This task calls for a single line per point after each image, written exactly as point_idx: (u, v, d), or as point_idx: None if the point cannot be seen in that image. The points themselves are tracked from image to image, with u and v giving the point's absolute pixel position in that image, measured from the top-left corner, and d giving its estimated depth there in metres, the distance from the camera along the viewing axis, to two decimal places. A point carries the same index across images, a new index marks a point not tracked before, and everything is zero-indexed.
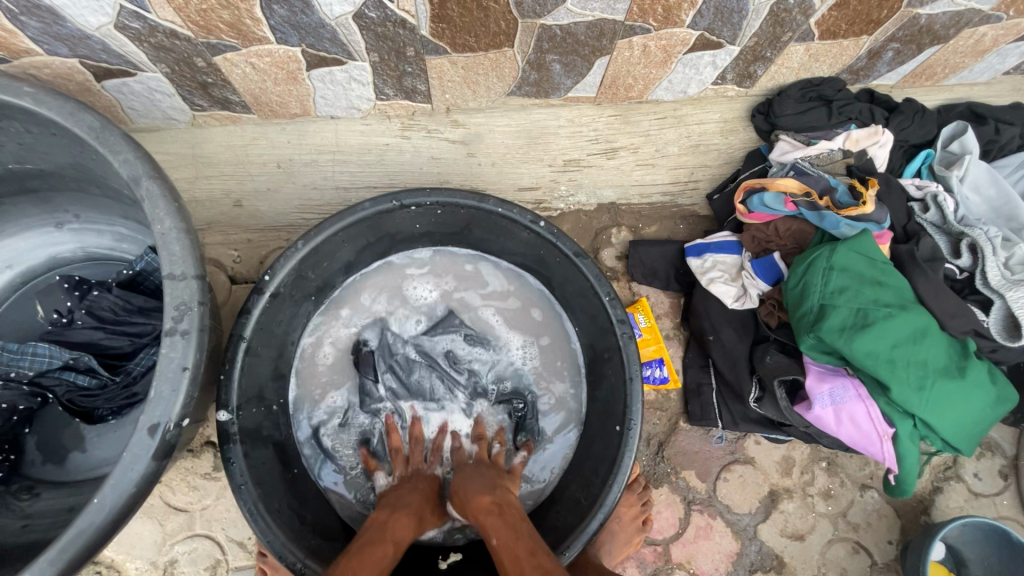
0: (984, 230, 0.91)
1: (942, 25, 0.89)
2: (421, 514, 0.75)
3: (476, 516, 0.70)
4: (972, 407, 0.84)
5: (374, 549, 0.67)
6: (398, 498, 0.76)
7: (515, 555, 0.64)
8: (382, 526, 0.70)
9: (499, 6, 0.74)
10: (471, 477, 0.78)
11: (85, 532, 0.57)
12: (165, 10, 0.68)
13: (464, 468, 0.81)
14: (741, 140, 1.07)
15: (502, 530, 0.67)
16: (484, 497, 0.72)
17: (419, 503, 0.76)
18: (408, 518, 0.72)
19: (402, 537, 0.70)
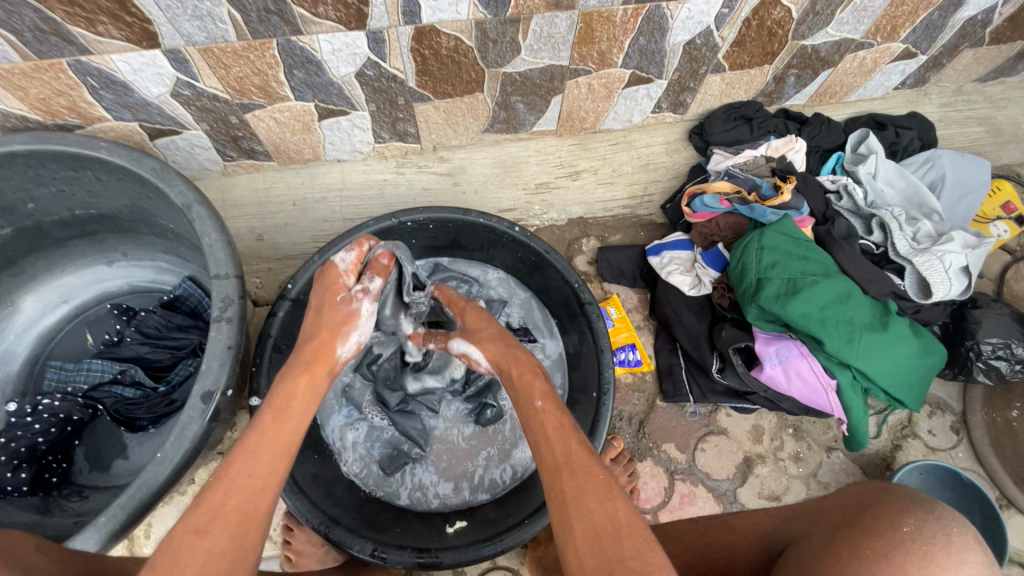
0: (889, 211, 1.09)
1: (827, 52, 1.11)
2: (312, 366, 0.73)
3: (521, 377, 0.75)
4: (900, 355, 0.98)
5: (265, 427, 0.64)
6: (307, 347, 0.75)
7: (558, 419, 0.68)
8: (281, 398, 0.68)
9: (468, 61, 0.95)
10: (491, 345, 0.83)
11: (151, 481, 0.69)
12: (212, 80, 0.89)
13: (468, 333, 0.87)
14: (683, 157, 1.27)
15: (546, 398, 0.71)
16: (525, 363, 0.78)
17: (318, 356, 0.74)
18: (303, 374, 0.72)
19: (301, 406, 0.69)
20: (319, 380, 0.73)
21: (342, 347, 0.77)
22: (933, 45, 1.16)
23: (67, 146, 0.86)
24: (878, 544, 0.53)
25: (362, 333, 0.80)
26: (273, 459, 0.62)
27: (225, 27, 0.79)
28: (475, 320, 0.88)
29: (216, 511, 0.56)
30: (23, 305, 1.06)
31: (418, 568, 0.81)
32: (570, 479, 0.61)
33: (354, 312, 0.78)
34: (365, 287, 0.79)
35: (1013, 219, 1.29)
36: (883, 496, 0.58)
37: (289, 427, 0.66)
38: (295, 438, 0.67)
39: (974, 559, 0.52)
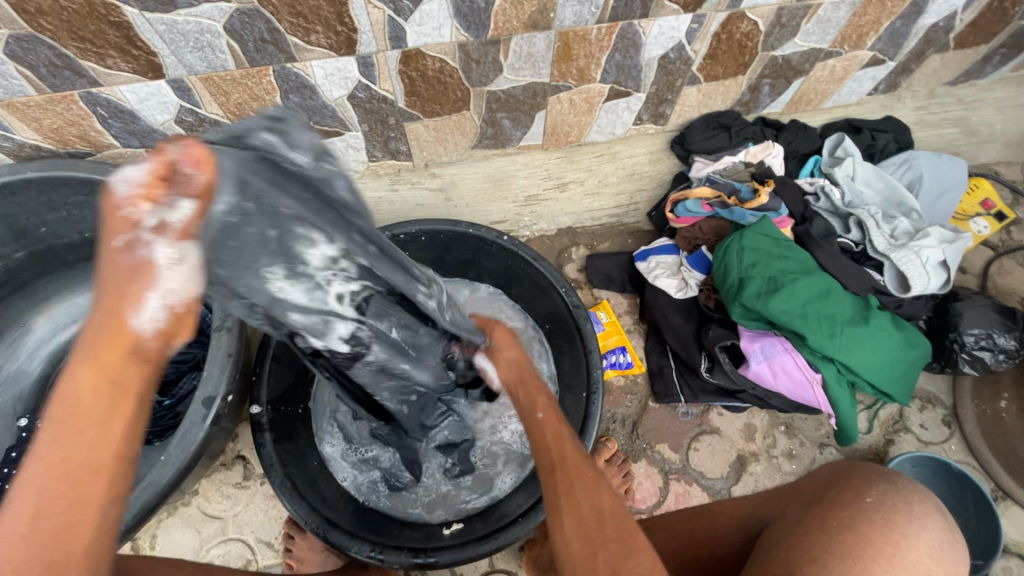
0: (866, 209, 1.13)
1: (798, 62, 1.16)
2: (100, 353, 0.42)
3: (521, 384, 0.73)
4: (882, 348, 1.00)
5: (48, 455, 0.41)
6: (98, 318, 0.42)
7: (558, 424, 0.67)
8: (61, 408, 0.41)
9: (453, 81, 1.01)
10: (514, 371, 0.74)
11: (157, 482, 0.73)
12: (213, 106, 0.94)
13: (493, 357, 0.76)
14: (667, 166, 1.32)
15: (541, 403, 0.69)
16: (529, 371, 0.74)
17: (105, 336, 0.41)
18: (84, 372, 0.41)
19: (93, 420, 0.42)
20: (117, 376, 0.42)
21: (136, 316, 0.41)
22: (900, 51, 1.21)
23: (77, 172, 0.91)
24: (843, 515, 0.62)
25: (172, 288, 0.43)
26: (60, 512, 0.41)
27: (225, 57, 0.85)
28: (504, 341, 0.75)
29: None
30: (35, 326, 1.10)
31: (415, 568, 0.84)
32: (562, 476, 0.64)
33: (144, 261, 0.42)
34: (160, 216, 0.42)
35: (993, 215, 1.33)
36: (851, 474, 0.68)
37: (88, 461, 0.41)
38: (100, 475, 0.42)
39: (930, 526, 0.62)
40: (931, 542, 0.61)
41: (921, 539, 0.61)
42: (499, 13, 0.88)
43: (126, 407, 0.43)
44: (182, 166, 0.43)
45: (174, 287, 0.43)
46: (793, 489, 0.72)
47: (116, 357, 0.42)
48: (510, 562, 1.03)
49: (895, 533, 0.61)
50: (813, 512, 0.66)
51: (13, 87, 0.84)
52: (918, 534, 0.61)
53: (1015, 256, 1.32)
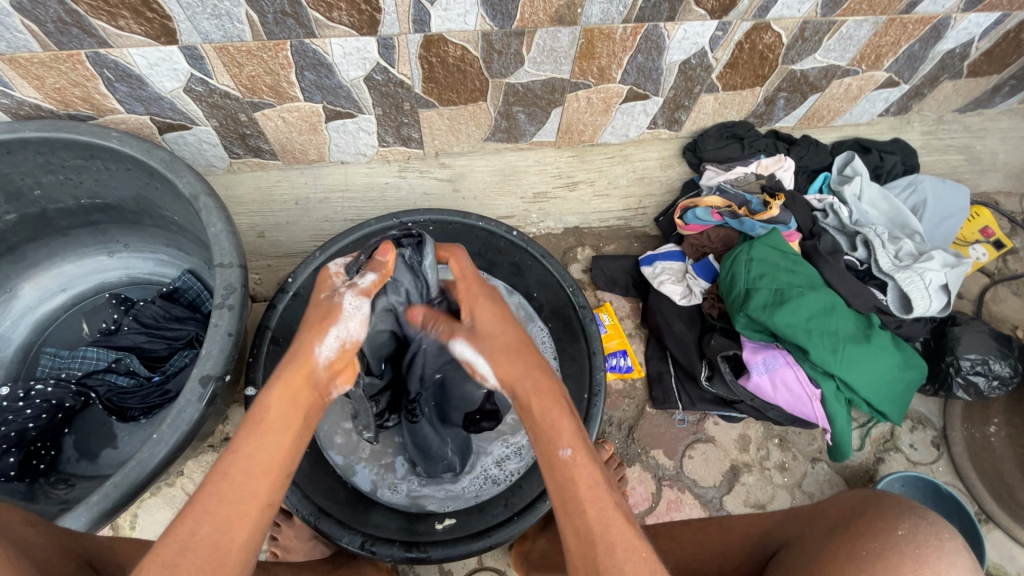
0: (873, 229, 1.14)
1: (815, 77, 1.17)
2: (294, 378, 0.58)
3: (540, 409, 0.61)
4: (883, 366, 1.01)
5: (241, 456, 0.54)
6: (291, 354, 0.59)
7: (591, 479, 0.57)
8: (257, 415, 0.56)
9: (473, 70, 0.99)
10: (506, 356, 0.64)
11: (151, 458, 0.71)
12: (225, 77, 0.91)
13: (480, 335, 0.66)
14: (677, 172, 1.31)
15: (580, 446, 0.59)
16: (546, 393, 0.61)
17: (300, 365, 0.58)
18: (284, 391, 0.57)
19: (281, 418, 0.56)
20: (300, 392, 0.58)
21: (319, 347, 0.59)
22: (915, 75, 1.22)
23: (80, 135, 0.87)
24: (874, 545, 0.60)
25: (348, 329, 0.61)
26: (251, 482, 0.53)
27: (243, 27, 0.83)
28: (489, 319, 0.67)
29: (185, 540, 0.50)
30: (21, 292, 1.07)
31: (407, 561, 0.82)
32: (608, 557, 0.54)
33: (338, 306, 0.61)
34: (353, 282, 0.63)
35: (991, 243, 1.34)
36: (875, 504, 0.66)
37: (268, 448, 0.55)
38: (278, 460, 0.55)
39: (965, 564, 0.58)
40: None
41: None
42: (526, 5, 0.87)
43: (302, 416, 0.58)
44: (381, 258, 0.67)
45: (349, 330, 0.61)
46: (812, 513, 0.72)
47: (305, 378, 0.58)
48: (499, 560, 1.02)
49: (926, 569, 0.57)
50: (837, 538, 0.64)
51: (18, 41, 0.80)
52: (949, 571, 0.57)
53: (1010, 284, 1.34)
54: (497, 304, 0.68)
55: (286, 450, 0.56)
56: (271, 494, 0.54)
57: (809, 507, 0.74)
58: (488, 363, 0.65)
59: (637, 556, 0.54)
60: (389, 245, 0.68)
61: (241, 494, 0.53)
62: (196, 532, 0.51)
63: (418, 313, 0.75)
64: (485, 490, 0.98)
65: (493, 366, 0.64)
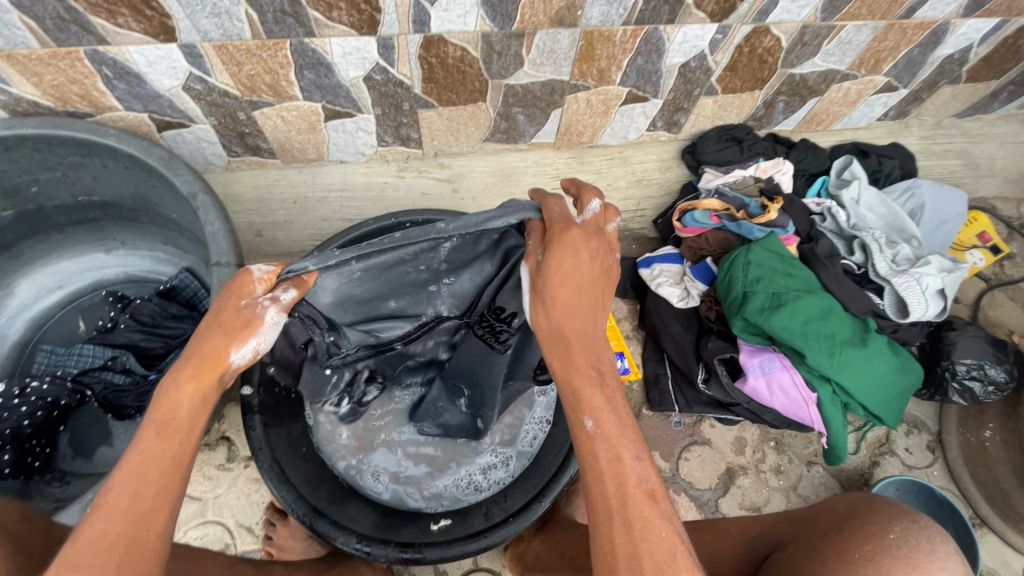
0: (870, 233, 1.15)
1: (815, 81, 1.17)
2: (201, 371, 0.56)
3: (572, 376, 0.58)
4: (879, 370, 1.01)
5: (148, 449, 0.52)
6: (195, 353, 0.57)
7: (614, 454, 0.55)
8: (161, 412, 0.54)
9: (472, 71, 0.99)
10: (549, 305, 0.60)
11: None
12: (224, 75, 0.91)
13: (546, 274, 0.60)
14: (676, 175, 1.31)
15: (611, 422, 0.56)
16: (574, 352, 0.58)
17: (207, 360, 0.56)
18: (189, 384, 0.55)
19: (189, 415, 0.55)
20: (207, 389, 0.56)
21: (233, 353, 0.57)
22: (914, 80, 1.22)
23: (77, 132, 0.87)
24: (868, 550, 0.60)
25: (265, 340, 0.59)
26: (163, 476, 0.52)
27: (242, 26, 0.82)
28: (563, 261, 0.59)
29: (97, 544, 0.48)
30: (18, 289, 1.07)
31: (403, 562, 0.82)
32: (626, 535, 0.52)
33: (259, 319, 0.58)
34: (276, 298, 0.60)
35: (988, 248, 1.35)
36: (870, 507, 0.66)
37: (173, 441, 0.53)
38: (183, 452, 0.54)
39: (953, 567, 0.60)
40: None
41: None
42: (526, 6, 0.87)
43: (208, 409, 0.57)
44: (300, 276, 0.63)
45: (266, 340, 0.60)
46: (805, 515, 0.71)
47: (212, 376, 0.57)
48: (494, 560, 1.03)
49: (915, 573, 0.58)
50: (831, 541, 0.64)
51: (16, 38, 0.80)
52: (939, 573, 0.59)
53: (1006, 290, 1.34)
54: (594, 250, 0.60)
55: (192, 439, 0.55)
56: (183, 482, 0.54)
57: (803, 509, 0.74)
58: (531, 304, 0.62)
59: (655, 538, 0.51)
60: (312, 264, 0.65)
61: (154, 490, 0.51)
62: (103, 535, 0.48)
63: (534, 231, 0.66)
64: (469, 495, 0.96)
65: (538, 310, 0.61)
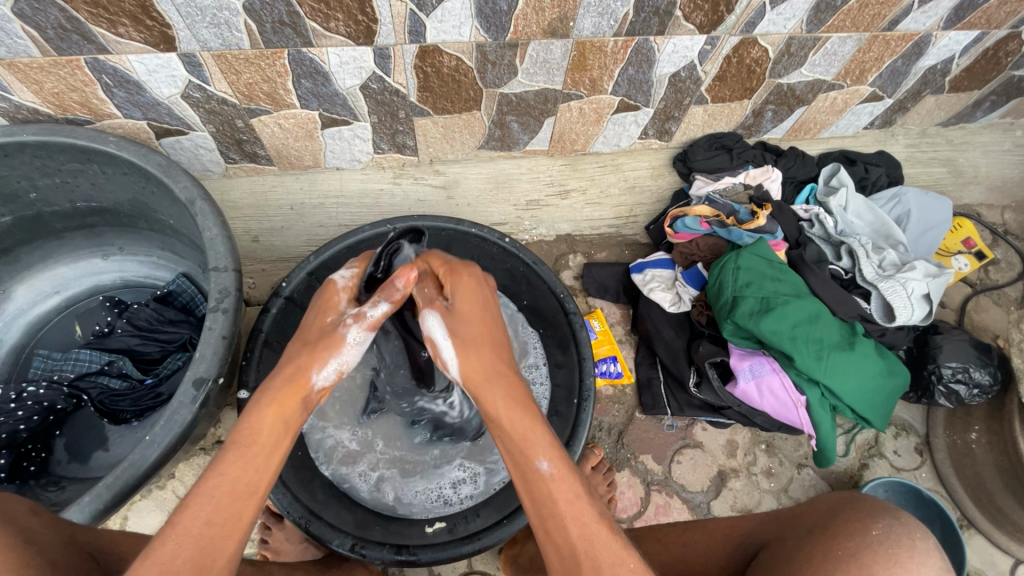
0: (857, 239, 1.17)
1: (802, 91, 1.19)
2: (282, 397, 0.63)
3: (506, 416, 0.63)
4: (867, 374, 1.03)
5: (227, 472, 0.57)
6: (282, 377, 0.65)
7: (572, 492, 0.60)
8: (244, 435, 0.60)
9: (467, 80, 1.01)
10: (476, 349, 0.68)
11: (143, 461, 0.72)
12: (222, 84, 0.93)
13: (456, 318, 0.69)
14: (668, 182, 1.34)
15: (559, 462, 0.61)
16: (515, 394, 0.64)
17: (290, 386, 0.64)
18: (270, 411, 0.62)
19: (268, 441, 0.60)
20: (289, 415, 0.63)
21: (314, 376, 0.66)
22: (898, 90, 1.25)
23: (77, 139, 0.88)
24: (849, 545, 0.62)
25: (345, 359, 0.68)
26: (235, 503, 0.56)
27: (241, 35, 0.84)
28: (467, 302, 0.70)
29: (165, 566, 0.51)
30: (15, 294, 1.07)
31: (397, 564, 0.84)
32: (591, 568, 0.57)
33: (339, 337, 0.68)
34: (363, 313, 0.69)
35: (973, 255, 1.36)
36: (855, 506, 0.67)
37: (255, 466, 0.58)
38: (261, 481, 0.58)
39: (935, 563, 0.60)
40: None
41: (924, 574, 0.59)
42: (520, 17, 0.89)
43: (290, 437, 0.63)
44: (398, 284, 0.69)
45: (347, 358, 0.68)
46: (793, 514, 0.73)
47: (292, 402, 0.64)
48: (488, 563, 1.03)
49: (898, 568, 0.59)
50: (816, 539, 0.65)
51: (18, 46, 0.81)
52: (921, 569, 0.59)
53: (991, 295, 1.37)
54: (475, 281, 0.72)
55: (273, 468, 0.59)
56: (253, 512, 0.57)
57: (792, 508, 0.75)
58: (457, 350, 0.68)
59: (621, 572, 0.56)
60: (407, 271, 0.69)
61: (225, 517, 0.55)
62: (175, 552, 0.52)
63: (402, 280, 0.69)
64: (436, 508, 0.96)
65: (460, 358, 0.67)
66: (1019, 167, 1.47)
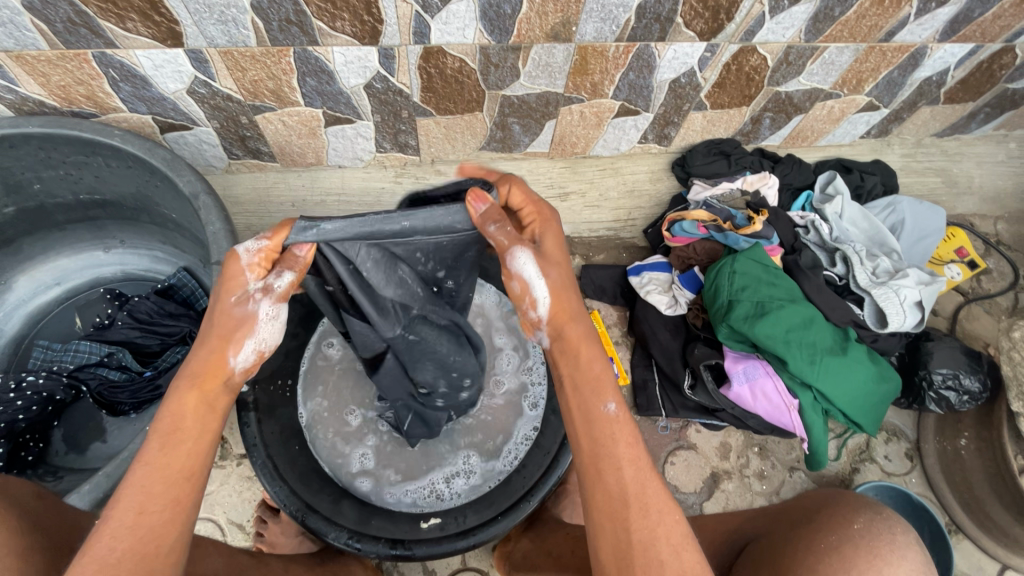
0: (851, 246, 1.19)
1: (799, 99, 1.21)
2: (202, 379, 0.60)
3: (586, 362, 0.65)
4: (859, 380, 1.05)
5: (152, 461, 0.55)
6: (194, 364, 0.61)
7: (630, 438, 0.61)
8: (168, 422, 0.58)
9: (470, 81, 1.03)
10: (564, 293, 0.66)
11: (141, 452, 0.72)
12: (228, 80, 0.94)
13: (547, 260, 0.65)
14: (666, 186, 1.35)
15: (622, 412, 0.62)
16: (593, 344, 0.66)
17: (209, 369, 0.61)
18: (189, 393, 0.59)
19: (195, 426, 0.59)
20: (213, 398, 0.60)
21: (234, 358, 0.62)
22: (894, 100, 1.27)
23: (82, 132, 0.89)
24: (832, 539, 0.63)
25: (264, 338, 0.63)
26: (168, 489, 0.55)
27: (248, 33, 0.85)
28: (553, 249, 0.67)
29: (101, 562, 0.50)
30: (15, 285, 1.08)
31: (391, 558, 0.85)
32: (641, 515, 0.57)
33: (251, 316, 0.61)
34: (268, 283, 0.61)
35: (966, 264, 1.39)
36: (838, 502, 0.69)
37: (186, 447, 0.57)
38: (195, 464, 0.57)
39: (913, 557, 0.62)
40: (913, 571, 0.61)
41: (903, 568, 0.61)
42: (524, 21, 0.90)
43: (217, 418, 0.61)
44: (297, 254, 0.62)
45: (265, 338, 0.64)
46: (780, 510, 0.74)
47: (218, 383, 0.61)
48: (482, 560, 1.04)
49: (878, 561, 0.61)
50: (801, 531, 0.67)
51: (26, 39, 0.82)
52: (899, 562, 0.61)
53: (983, 303, 1.38)
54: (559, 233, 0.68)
55: (202, 449, 0.58)
56: (191, 497, 0.56)
57: (780, 504, 0.76)
58: (548, 291, 0.65)
59: (666, 522, 0.58)
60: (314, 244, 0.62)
61: (160, 504, 0.54)
62: (114, 548, 0.51)
63: (484, 204, 0.64)
64: (430, 504, 0.98)
65: (552, 299, 0.65)
66: (1011, 179, 1.49)
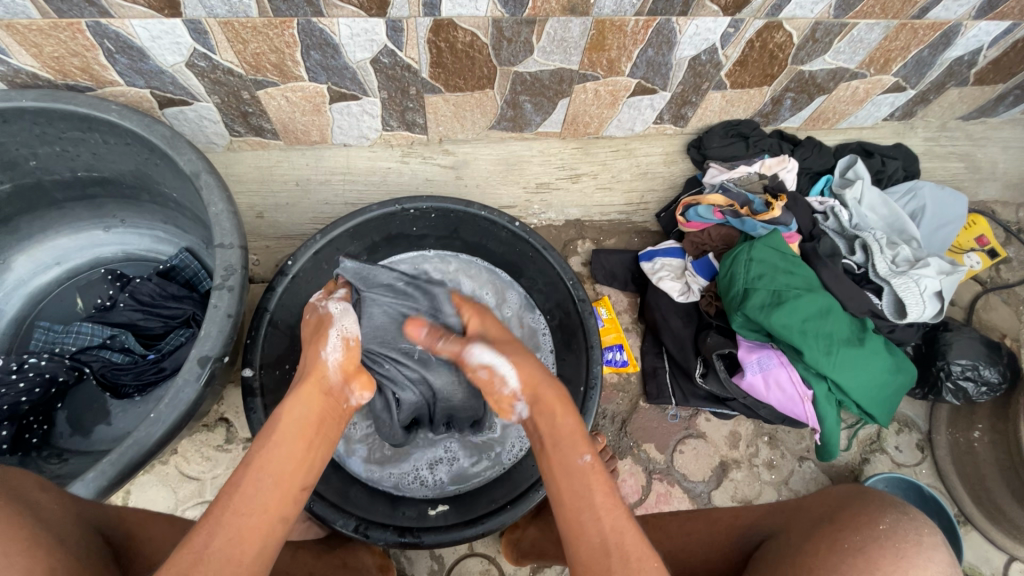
0: (872, 233, 1.15)
1: (822, 79, 1.16)
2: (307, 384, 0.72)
3: (558, 421, 0.72)
4: (875, 372, 1.03)
5: (254, 463, 0.63)
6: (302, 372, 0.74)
7: (606, 486, 0.65)
8: (271, 428, 0.66)
9: (482, 56, 0.98)
10: (528, 366, 0.77)
11: (144, 441, 0.71)
12: (228, 53, 0.90)
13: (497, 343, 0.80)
14: (680, 169, 1.31)
15: (596, 464, 0.67)
16: (560, 403, 0.73)
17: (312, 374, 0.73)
18: (304, 397, 0.70)
19: (291, 429, 0.67)
20: (315, 404, 0.70)
21: (327, 356, 0.74)
22: (922, 80, 1.22)
23: (78, 107, 0.85)
24: (856, 540, 0.62)
25: (344, 329, 0.76)
26: (262, 490, 0.61)
27: (248, 2, 0.80)
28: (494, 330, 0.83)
29: (197, 556, 0.54)
30: (14, 265, 1.05)
31: (399, 546, 0.84)
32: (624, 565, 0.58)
33: (325, 319, 0.78)
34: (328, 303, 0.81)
35: (986, 252, 1.35)
36: (861, 500, 0.67)
37: (286, 449, 0.65)
38: (289, 470, 0.64)
39: (939, 557, 0.60)
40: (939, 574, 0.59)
41: (929, 570, 0.59)
42: None
43: (314, 426, 0.69)
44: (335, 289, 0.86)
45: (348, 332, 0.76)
46: (797, 506, 0.73)
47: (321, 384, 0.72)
48: (489, 546, 1.04)
49: (904, 562, 0.59)
50: (823, 530, 0.66)
51: (16, 7, 0.78)
52: (926, 563, 0.60)
53: (1001, 293, 1.35)
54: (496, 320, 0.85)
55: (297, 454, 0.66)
56: (280, 499, 0.62)
57: (796, 500, 0.75)
58: (508, 365, 0.76)
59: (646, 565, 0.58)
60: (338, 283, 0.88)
61: (251, 505, 0.59)
62: (210, 541, 0.55)
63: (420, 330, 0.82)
64: (411, 488, 0.99)
65: (515, 371, 0.76)
66: None
